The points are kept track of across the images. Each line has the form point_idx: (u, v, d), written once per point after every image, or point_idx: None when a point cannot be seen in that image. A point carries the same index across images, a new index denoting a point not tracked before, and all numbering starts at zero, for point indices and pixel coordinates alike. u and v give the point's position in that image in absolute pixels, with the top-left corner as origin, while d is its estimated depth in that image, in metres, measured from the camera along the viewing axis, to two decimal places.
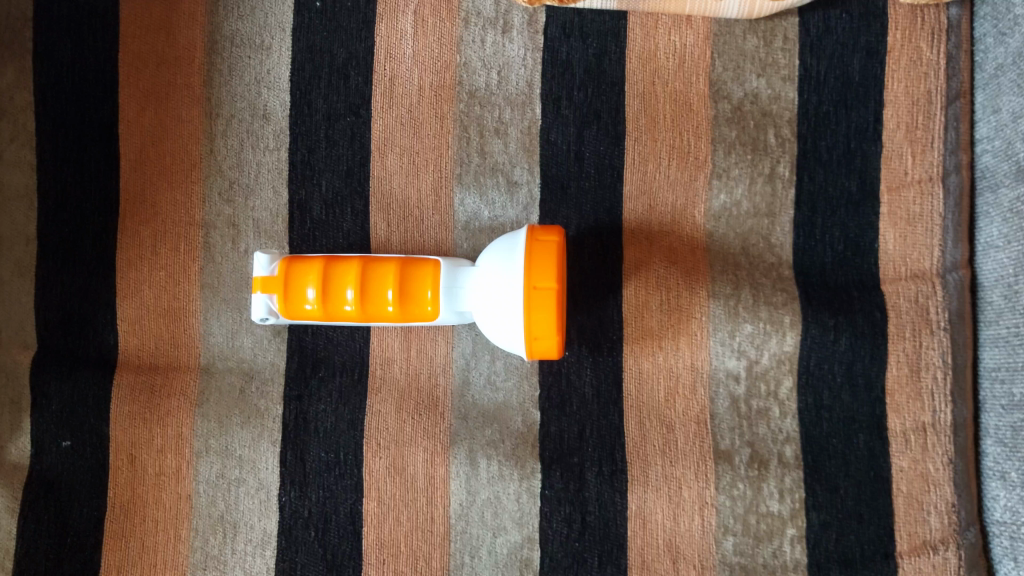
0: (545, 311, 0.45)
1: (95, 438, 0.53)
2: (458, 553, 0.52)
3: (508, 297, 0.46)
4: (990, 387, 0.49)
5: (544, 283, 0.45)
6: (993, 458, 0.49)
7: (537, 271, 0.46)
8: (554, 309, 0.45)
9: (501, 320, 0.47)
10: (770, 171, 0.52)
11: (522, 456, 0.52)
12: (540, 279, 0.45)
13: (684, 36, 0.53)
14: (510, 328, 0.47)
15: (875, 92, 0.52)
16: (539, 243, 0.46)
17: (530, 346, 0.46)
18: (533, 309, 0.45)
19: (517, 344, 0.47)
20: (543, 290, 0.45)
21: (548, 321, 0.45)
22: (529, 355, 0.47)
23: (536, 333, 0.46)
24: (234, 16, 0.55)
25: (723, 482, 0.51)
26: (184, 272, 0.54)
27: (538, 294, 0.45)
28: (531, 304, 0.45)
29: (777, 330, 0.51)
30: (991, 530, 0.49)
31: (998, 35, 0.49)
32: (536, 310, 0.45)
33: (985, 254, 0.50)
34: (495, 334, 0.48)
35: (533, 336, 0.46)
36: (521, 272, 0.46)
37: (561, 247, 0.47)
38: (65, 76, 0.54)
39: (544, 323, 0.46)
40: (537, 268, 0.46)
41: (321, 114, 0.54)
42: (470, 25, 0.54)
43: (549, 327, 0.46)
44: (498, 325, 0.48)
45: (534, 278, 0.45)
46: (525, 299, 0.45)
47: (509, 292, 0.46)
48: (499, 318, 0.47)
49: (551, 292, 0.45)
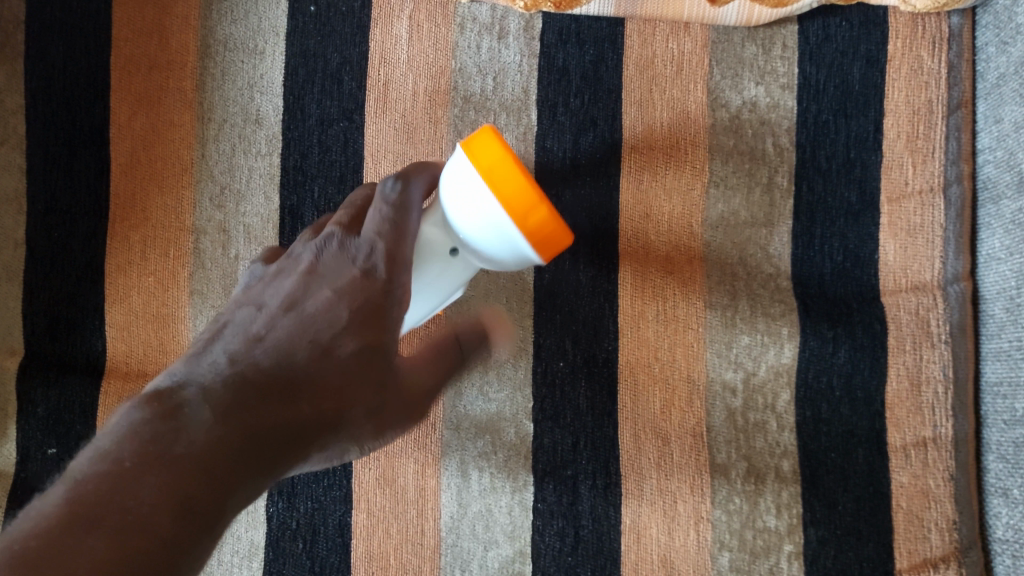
0: (519, 192, 0.40)
1: (81, 446, 0.52)
2: (449, 567, 0.52)
3: (482, 213, 0.41)
4: (992, 402, 0.48)
5: (501, 169, 0.40)
6: (995, 474, 0.48)
7: (485, 164, 0.40)
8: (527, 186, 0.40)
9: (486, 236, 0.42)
10: (768, 180, 0.51)
11: (514, 468, 0.52)
12: (501, 176, 0.40)
13: (681, 44, 0.52)
14: (505, 240, 0.41)
15: (876, 101, 0.51)
16: (475, 144, 0.40)
17: (532, 236, 0.41)
18: (507, 198, 0.40)
19: (522, 250, 0.42)
20: (506, 183, 0.40)
21: (529, 202, 0.40)
22: (547, 259, 0.42)
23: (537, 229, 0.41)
24: (227, 20, 0.54)
25: (719, 497, 0.50)
26: (173, 278, 0.54)
27: (502, 182, 0.40)
28: (509, 205, 0.40)
29: (775, 342, 0.51)
30: (993, 548, 0.48)
31: (1000, 44, 0.48)
32: (508, 195, 0.40)
33: (986, 266, 0.49)
34: (501, 265, 0.44)
35: (524, 222, 0.40)
36: (477, 183, 0.40)
37: (495, 137, 0.40)
38: (56, 79, 0.54)
39: (524, 202, 0.40)
40: (490, 169, 0.40)
41: (314, 119, 0.54)
42: (465, 30, 0.53)
43: (533, 203, 0.40)
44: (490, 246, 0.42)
45: (485, 171, 0.40)
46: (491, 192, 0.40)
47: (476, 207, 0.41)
48: (486, 244, 0.42)
49: (513, 172, 0.40)
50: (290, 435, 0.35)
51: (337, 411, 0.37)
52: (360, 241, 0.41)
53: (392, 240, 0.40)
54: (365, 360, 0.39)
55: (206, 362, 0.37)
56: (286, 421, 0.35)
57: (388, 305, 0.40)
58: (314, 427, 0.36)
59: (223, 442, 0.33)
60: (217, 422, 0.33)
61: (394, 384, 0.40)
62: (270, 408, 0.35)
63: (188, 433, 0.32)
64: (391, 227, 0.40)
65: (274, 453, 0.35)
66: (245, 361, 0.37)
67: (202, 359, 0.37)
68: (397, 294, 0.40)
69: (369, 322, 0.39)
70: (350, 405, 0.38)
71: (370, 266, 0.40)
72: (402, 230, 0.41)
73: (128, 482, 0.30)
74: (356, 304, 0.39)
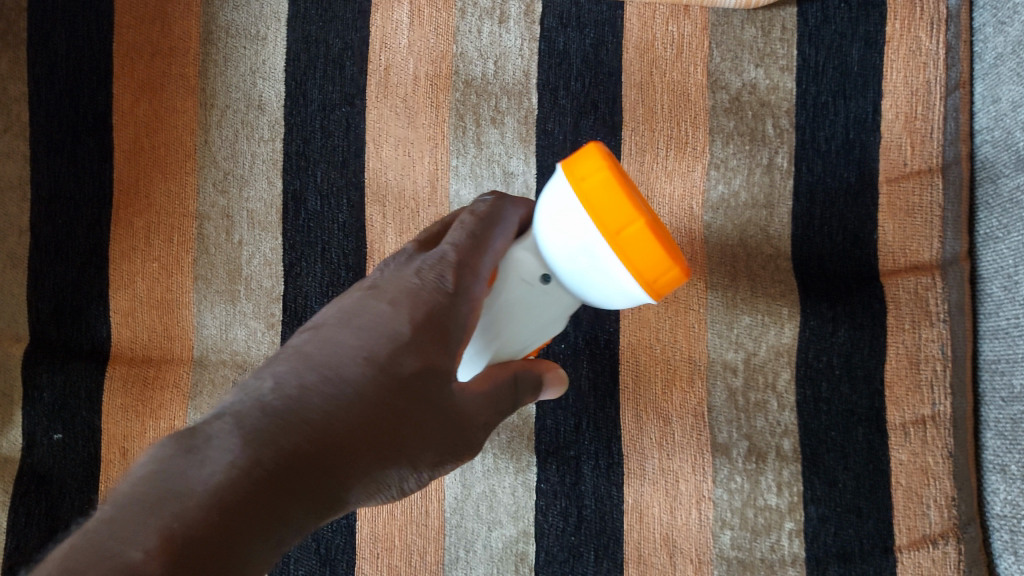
0: (624, 218, 0.35)
1: (88, 430, 0.53)
2: (453, 547, 0.53)
3: (585, 248, 0.36)
4: (990, 379, 0.48)
5: (604, 194, 0.35)
6: (993, 451, 0.48)
7: (586, 187, 0.35)
8: (632, 211, 0.34)
9: (594, 268, 0.36)
10: (768, 161, 0.52)
11: (517, 449, 0.53)
12: (609, 205, 0.35)
13: (681, 26, 0.52)
14: (612, 272, 0.36)
15: (874, 83, 0.51)
16: (578, 164, 0.36)
17: (634, 267, 0.35)
18: (611, 221, 0.35)
19: (629, 283, 0.36)
20: (613, 211, 0.35)
21: (633, 228, 0.34)
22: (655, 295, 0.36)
23: (649, 264, 0.35)
24: (229, 7, 0.55)
25: (720, 476, 0.51)
26: (177, 264, 0.54)
27: (603, 206, 0.35)
28: (617, 236, 0.35)
29: (775, 322, 0.51)
30: (992, 525, 0.48)
31: (997, 24, 0.48)
32: (612, 220, 0.35)
33: (985, 246, 0.49)
34: (598, 306, 0.40)
35: (629, 255, 0.35)
36: (579, 210, 0.36)
37: (601, 152, 0.36)
38: (59, 66, 0.54)
39: (629, 229, 0.35)
40: (592, 193, 0.35)
41: (316, 105, 0.54)
42: (466, 15, 0.54)
43: (637, 232, 0.34)
44: (597, 279, 0.37)
45: (587, 194, 0.35)
46: (592, 218, 0.35)
47: (578, 236, 0.36)
48: (584, 283, 0.37)
49: (619, 194, 0.35)
50: (332, 475, 0.31)
51: (390, 449, 0.34)
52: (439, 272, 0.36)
53: (460, 242, 0.37)
54: (424, 380, 0.35)
55: (250, 385, 0.33)
56: (324, 463, 0.31)
57: (454, 324, 0.36)
58: (362, 465, 0.33)
59: (260, 477, 0.29)
60: (239, 458, 0.29)
61: (451, 407, 0.36)
62: (315, 435, 0.31)
63: (211, 463, 0.29)
64: (470, 240, 0.37)
65: (326, 483, 0.31)
66: (296, 378, 0.33)
67: (247, 383, 0.33)
68: (463, 311, 0.37)
69: (432, 340, 0.35)
70: (409, 429, 0.34)
71: (452, 307, 0.36)
72: (483, 239, 0.38)
73: (135, 525, 0.26)
74: (428, 360, 0.35)
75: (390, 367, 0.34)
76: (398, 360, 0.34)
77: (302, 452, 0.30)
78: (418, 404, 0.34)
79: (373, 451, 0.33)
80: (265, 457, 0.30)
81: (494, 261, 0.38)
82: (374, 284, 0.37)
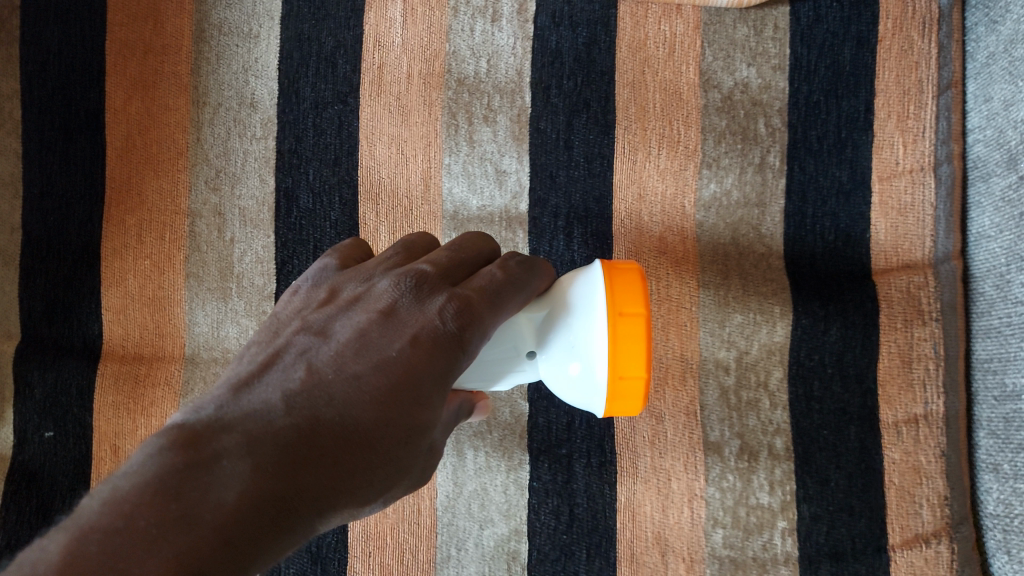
0: (634, 342, 0.39)
1: (79, 428, 0.53)
2: (445, 546, 0.53)
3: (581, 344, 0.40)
4: (983, 378, 0.48)
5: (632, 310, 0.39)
6: (986, 450, 0.48)
7: (621, 297, 0.39)
8: (644, 340, 0.39)
9: (580, 366, 0.40)
10: (760, 160, 0.52)
11: (509, 448, 0.53)
12: (625, 323, 0.39)
13: (673, 25, 0.53)
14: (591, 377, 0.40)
15: (866, 82, 0.51)
16: (620, 276, 0.40)
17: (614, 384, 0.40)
18: (620, 338, 0.39)
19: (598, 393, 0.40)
20: (624, 332, 0.39)
21: (635, 356, 0.39)
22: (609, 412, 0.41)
23: (625, 390, 0.40)
24: (222, 5, 0.55)
25: (712, 474, 0.51)
26: (169, 261, 0.54)
27: (624, 321, 0.39)
28: (617, 353, 0.39)
29: (767, 320, 0.51)
30: (985, 524, 0.48)
31: (989, 23, 0.48)
32: (623, 340, 0.39)
33: (977, 245, 0.49)
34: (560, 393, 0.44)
35: (618, 374, 0.39)
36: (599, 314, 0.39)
37: (643, 279, 0.40)
38: (52, 63, 0.54)
39: (632, 354, 0.39)
40: (619, 308, 0.39)
41: (308, 103, 0.54)
42: (459, 13, 0.54)
43: (638, 360, 0.39)
44: (576, 375, 0.41)
45: (619, 304, 0.39)
46: (610, 329, 0.39)
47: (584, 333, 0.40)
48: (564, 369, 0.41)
49: (640, 320, 0.39)
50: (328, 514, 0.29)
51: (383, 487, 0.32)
52: (457, 313, 0.34)
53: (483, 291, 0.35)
54: (425, 425, 0.32)
55: (253, 400, 0.30)
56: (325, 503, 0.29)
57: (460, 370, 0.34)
58: (355, 502, 0.31)
59: (265, 513, 0.27)
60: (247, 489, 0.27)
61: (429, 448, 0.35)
62: (322, 471, 0.29)
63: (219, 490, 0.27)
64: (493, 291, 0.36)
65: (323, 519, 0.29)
66: (303, 402, 0.30)
67: (249, 396, 0.31)
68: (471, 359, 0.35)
69: (440, 387, 0.33)
70: (404, 469, 0.32)
71: (463, 354, 0.34)
72: (505, 292, 0.36)
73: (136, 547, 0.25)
74: (433, 406, 0.33)
75: (401, 406, 0.32)
76: (409, 398, 0.32)
77: (310, 486, 0.28)
78: (416, 449, 0.32)
79: (372, 489, 0.31)
80: (274, 488, 0.27)
81: (506, 313, 0.37)
82: (386, 302, 0.35)
